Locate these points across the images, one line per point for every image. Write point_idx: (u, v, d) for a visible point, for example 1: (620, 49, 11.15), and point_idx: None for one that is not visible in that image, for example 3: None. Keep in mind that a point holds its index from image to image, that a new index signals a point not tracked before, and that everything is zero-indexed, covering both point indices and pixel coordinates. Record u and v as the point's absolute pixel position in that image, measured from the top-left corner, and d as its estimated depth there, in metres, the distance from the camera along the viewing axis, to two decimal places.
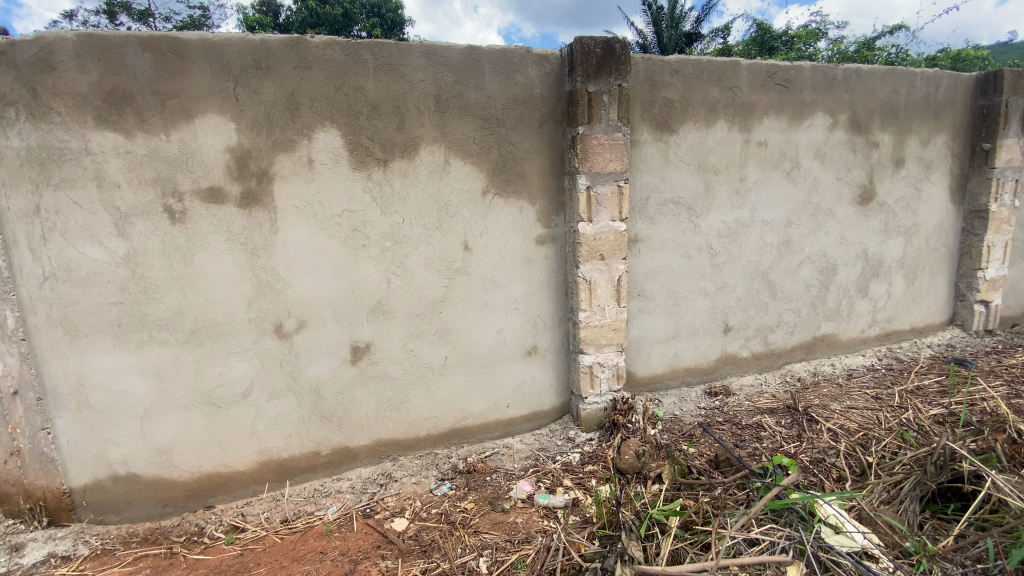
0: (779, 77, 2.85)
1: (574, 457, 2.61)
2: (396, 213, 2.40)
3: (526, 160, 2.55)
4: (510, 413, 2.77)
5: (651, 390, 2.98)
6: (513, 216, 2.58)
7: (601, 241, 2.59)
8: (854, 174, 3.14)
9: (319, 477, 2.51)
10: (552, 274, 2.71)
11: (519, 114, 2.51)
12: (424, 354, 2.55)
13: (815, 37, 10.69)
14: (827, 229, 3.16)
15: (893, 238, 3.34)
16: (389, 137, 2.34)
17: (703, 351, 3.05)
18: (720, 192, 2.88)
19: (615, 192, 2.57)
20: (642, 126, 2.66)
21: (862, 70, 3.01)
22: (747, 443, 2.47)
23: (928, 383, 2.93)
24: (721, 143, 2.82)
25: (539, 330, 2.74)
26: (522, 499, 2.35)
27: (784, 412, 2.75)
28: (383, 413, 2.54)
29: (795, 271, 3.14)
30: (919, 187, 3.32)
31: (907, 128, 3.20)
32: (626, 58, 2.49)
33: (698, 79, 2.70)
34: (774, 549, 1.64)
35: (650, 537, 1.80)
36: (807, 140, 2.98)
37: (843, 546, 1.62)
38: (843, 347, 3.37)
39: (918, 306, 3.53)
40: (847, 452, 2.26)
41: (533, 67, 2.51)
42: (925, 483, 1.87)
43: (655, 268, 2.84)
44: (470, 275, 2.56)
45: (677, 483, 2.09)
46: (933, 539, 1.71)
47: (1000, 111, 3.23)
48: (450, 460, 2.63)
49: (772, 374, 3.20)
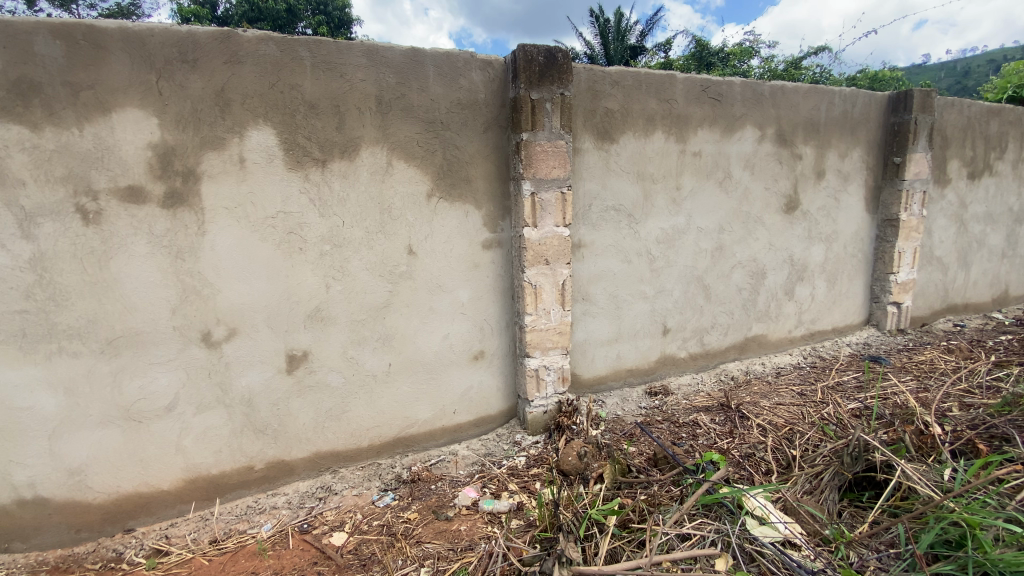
0: (712, 92, 2.99)
1: (520, 461, 2.61)
2: (336, 215, 2.32)
3: (471, 164, 2.54)
4: (457, 419, 2.73)
5: (595, 391, 3.03)
6: (457, 220, 2.55)
7: (546, 246, 2.61)
8: (781, 184, 3.34)
9: (252, 492, 2.38)
10: (498, 278, 2.70)
11: (463, 118, 2.50)
12: (367, 362, 2.48)
13: (749, 55, 11.38)
14: (757, 236, 3.34)
15: (817, 244, 3.57)
16: (327, 136, 2.26)
17: (644, 352, 3.14)
18: (659, 199, 2.99)
19: (559, 198, 2.61)
20: (585, 133, 2.71)
21: (787, 87, 3.21)
22: (683, 440, 2.56)
23: (848, 378, 3.14)
24: (660, 153, 2.93)
25: (486, 335, 2.73)
26: (466, 506, 2.32)
27: (718, 409, 2.87)
28: (322, 424, 2.44)
29: (728, 275, 3.30)
30: (839, 197, 3.58)
31: (828, 143, 3.44)
32: (568, 66, 2.54)
33: (638, 90, 2.79)
34: (704, 543, 1.70)
35: (589, 537, 1.83)
36: (738, 151, 3.15)
37: (766, 537, 1.70)
38: (772, 347, 3.57)
39: (839, 307, 3.80)
40: (775, 445, 2.38)
41: (477, 72, 2.50)
42: (842, 472, 2.01)
43: (598, 273, 2.90)
44: (414, 279, 2.51)
45: (617, 482, 2.14)
46: (851, 526, 1.82)
47: (909, 128, 3.52)
48: (394, 469, 2.56)
49: (707, 374, 3.34)
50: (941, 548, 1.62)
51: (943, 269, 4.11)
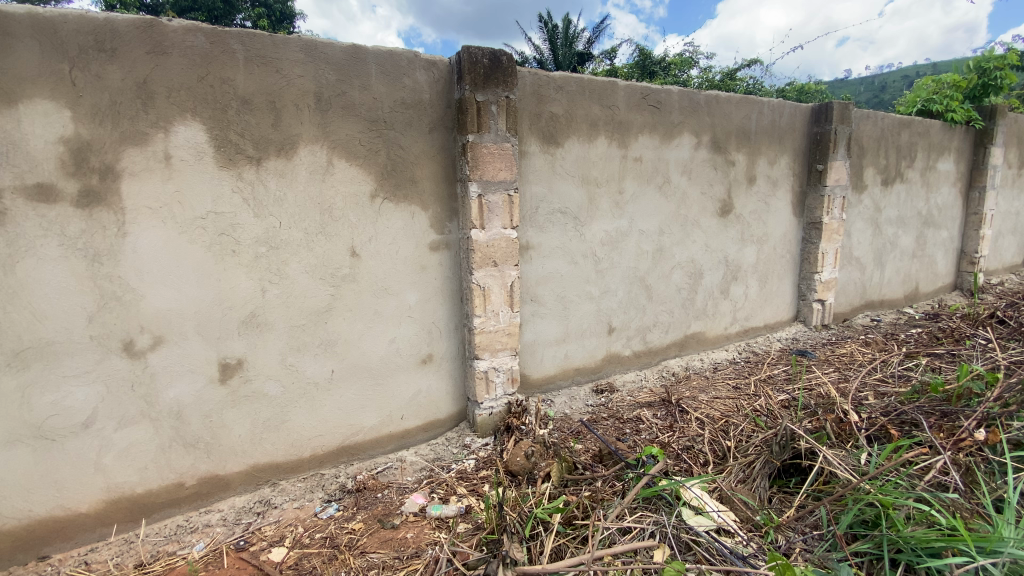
0: (652, 99, 3.09)
1: (469, 463, 2.59)
2: (272, 216, 2.22)
3: (416, 164, 2.50)
4: (405, 425, 2.68)
5: (544, 391, 3.06)
6: (402, 221, 2.51)
7: (493, 248, 2.62)
8: (716, 189, 3.51)
9: (183, 511, 2.23)
10: (446, 280, 2.68)
11: (407, 118, 2.46)
12: (308, 369, 2.39)
13: (688, 65, 11.91)
14: (695, 238, 3.49)
15: (749, 245, 3.78)
16: (263, 134, 2.17)
17: (591, 351, 3.20)
18: (603, 203, 3.06)
19: (506, 201, 2.62)
20: (530, 136, 2.74)
21: (721, 97, 3.37)
22: (627, 436, 2.63)
23: (778, 371, 3.34)
24: (603, 157, 3.00)
25: (435, 338, 2.69)
26: (414, 513, 2.28)
27: (660, 404, 2.97)
28: (259, 435, 2.33)
29: (669, 276, 3.43)
30: (769, 202, 3.80)
31: (758, 151, 3.64)
32: (512, 69, 2.55)
33: (581, 96, 2.85)
34: (643, 536, 1.76)
35: (534, 537, 1.85)
36: (676, 157, 3.28)
37: (701, 526, 1.77)
38: (710, 343, 3.75)
39: (770, 305, 4.03)
40: (712, 437, 2.49)
41: (421, 72, 2.47)
42: (771, 461, 2.13)
43: (545, 274, 2.94)
44: (358, 282, 2.45)
45: (564, 479, 2.19)
46: (779, 511, 1.93)
47: (830, 137, 3.79)
48: (338, 479, 2.48)
49: (650, 370, 3.46)
50: (860, 528, 1.74)
51: (862, 268, 4.45)
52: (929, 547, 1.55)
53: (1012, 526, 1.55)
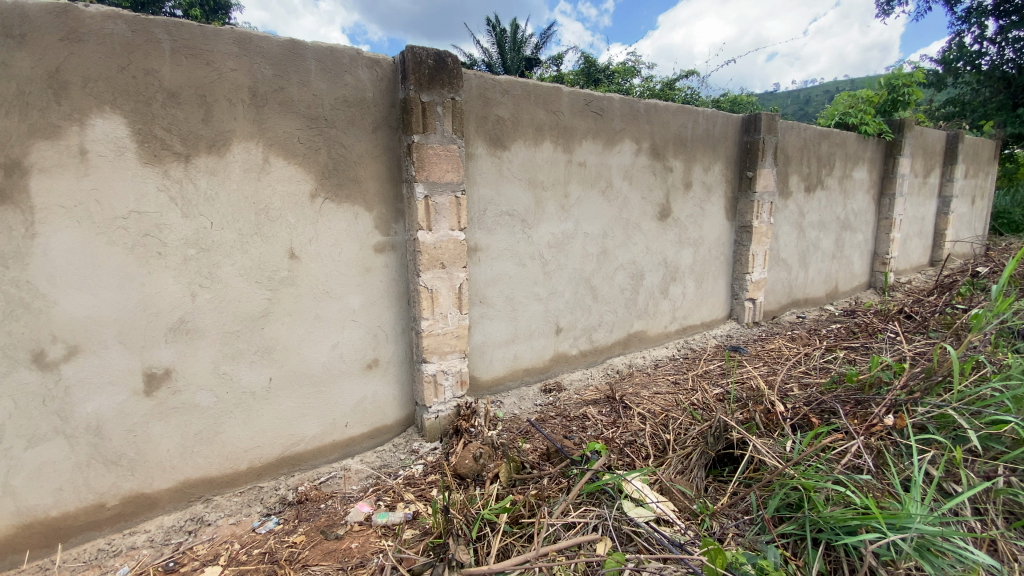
0: (595, 106, 3.18)
1: (417, 469, 2.56)
2: (202, 216, 2.11)
3: (360, 164, 2.45)
4: (349, 432, 2.61)
5: (493, 392, 3.08)
6: (345, 222, 2.45)
7: (441, 250, 2.60)
8: (656, 194, 3.65)
9: (104, 534, 2.06)
10: (392, 282, 2.63)
11: (350, 116, 2.40)
12: (243, 377, 2.28)
13: (631, 74, 12.33)
14: (637, 240, 3.62)
15: (687, 248, 3.96)
16: (192, 129, 2.05)
17: (539, 352, 3.25)
18: (549, 206, 3.11)
19: (453, 202, 2.61)
20: (477, 139, 2.75)
21: (660, 106, 3.52)
22: (573, 433, 2.69)
23: (713, 366, 3.52)
24: (549, 161, 3.06)
25: (380, 342, 2.64)
26: (359, 522, 2.22)
27: (605, 401, 3.06)
28: (190, 449, 2.20)
29: (612, 277, 3.54)
30: (704, 207, 4.00)
31: (694, 158, 3.83)
32: (457, 71, 2.55)
33: (526, 101, 2.89)
34: (587, 530, 1.81)
35: (481, 538, 1.86)
36: (618, 163, 3.39)
37: (641, 517, 1.83)
38: (652, 341, 3.90)
39: (706, 304, 4.25)
40: (652, 431, 2.59)
41: (364, 70, 2.43)
42: (707, 451, 2.24)
43: (493, 276, 2.95)
44: (298, 285, 2.36)
45: (512, 479, 2.22)
46: (714, 499, 2.04)
47: (759, 146, 4.04)
48: (277, 492, 2.38)
49: (596, 369, 3.55)
50: (785, 510, 1.86)
51: (788, 268, 4.78)
52: (845, 525, 1.68)
53: (916, 502, 1.70)
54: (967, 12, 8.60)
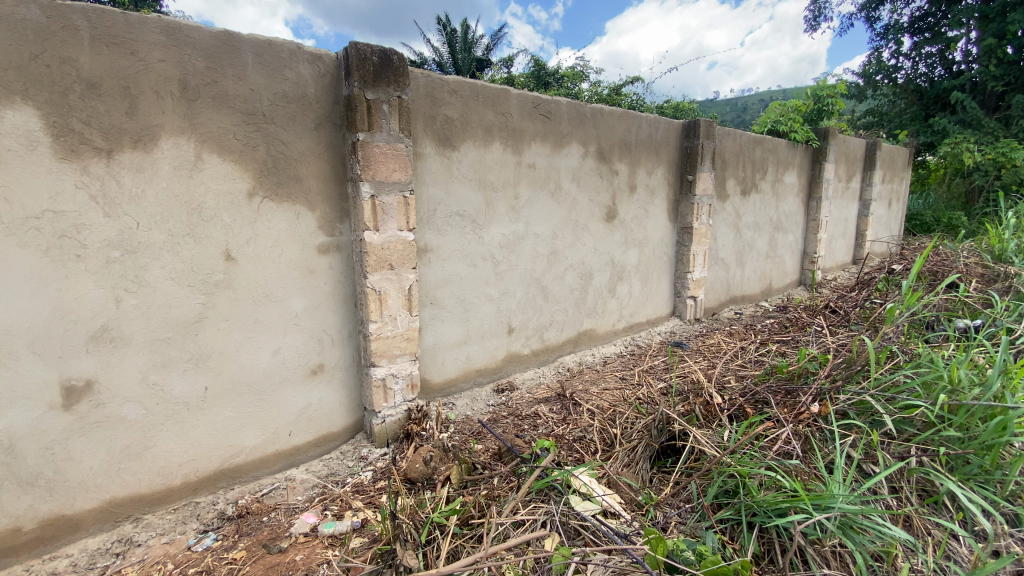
0: (543, 108, 3.22)
1: (366, 476, 2.49)
2: (127, 216, 1.97)
3: (301, 162, 2.37)
4: (293, 441, 2.52)
5: (445, 394, 3.05)
6: (286, 222, 2.36)
7: (389, 250, 2.55)
8: (602, 196, 3.75)
9: (21, 561, 1.88)
10: (337, 285, 2.56)
11: (290, 113, 2.32)
12: (175, 387, 2.14)
13: (580, 78, 12.59)
14: (585, 241, 3.70)
15: (632, 248, 4.09)
16: (115, 122, 1.91)
17: (491, 352, 3.26)
18: (499, 207, 3.12)
19: (401, 202, 2.57)
20: (425, 138, 2.72)
21: (605, 110, 3.61)
22: (525, 431, 2.72)
23: (658, 362, 3.65)
24: (498, 162, 3.06)
25: (325, 347, 2.56)
26: (304, 533, 2.15)
27: (556, 399, 3.11)
28: (116, 465, 2.04)
29: (562, 277, 3.59)
30: (648, 208, 4.15)
31: (638, 161, 3.96)
32: (403, 69, 2.52)
33: (475, 101, 2.88)
34: (535, 526, 1.84)
35: (431, 542, 1.85)
36: (566, 165, 3.45)
37: (588, 511, 1.87)
38: (600, 339, 4.00)
39: (651, 302, 4.40)
40: (601, 426, 2.66)
41: (305, 65, 2.34)
42: (651, 444, 2.33)
43: (444, 277, 2.92)
44: (235, 289, 2.25)
45: (463, 481, 2.21)
46: (659, 490, 2.11)
47: (699, 151, 4.23)
48: (215, 507, 2.26)
49: (547, 367, 3.60)
50: (723, 497, 1.95)
51: (726, 267, 5.03)
52: (777, 508, 1.79)
53: (839, 483, 1.83)
54: (885, 29, 9.33)
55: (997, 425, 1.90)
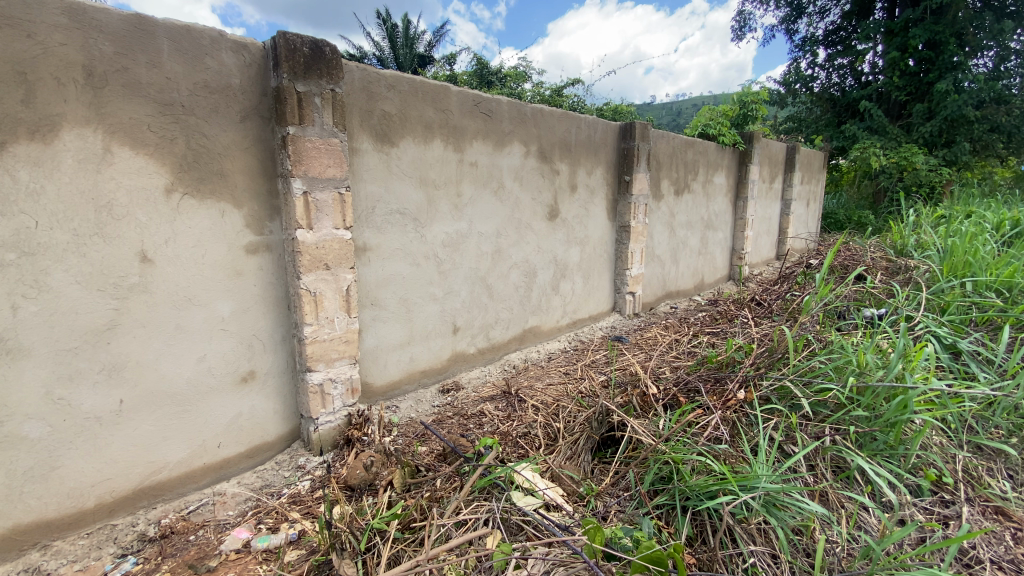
0: (483, 107, 3.22)
1: (303, 485, 2.39)
2: (24, 214, 1.78)
3: (226, 157, 2.23)
4: (223, 454, 2.37)
5: (388, 397, 2.98)
6: (209, 221, 2.21)
7: (325, 250, 2.46)
8: (544, 195, 3.79)
9: None
10: (268, 286, 2.43)
11: (212, 104, 2.18)
12: (85, 401, 1.96)
13: (523, 78, 12.72)
14: (528, 239, 3.73)
15: (574, 246, 4.17)
16: (8, 111, 1.72)
17: (436, 352, 3.22)
18: (442, 205, 3.09)
19: (337, 200, 2.49)
20: (361, 134, 2.64)
21: (545, 110, 3.66)
22: (470, 430, 2.71)
23: (600, 356, 3.75)
24: (439, 160, 3.03)
25: (256, 353, 2.43)
26: (236, 550, 2.03)
27: (501, 396, 3.12)
28: (17, 490, 1.84)
29: (506, 275, 3.60)
30: (588, 208, 4.24)
31: (578, 161, 4.04)
32: (336, 62, 2.43)
33: (414, 97, 2.83)
34: (476, 525, 1.85)
35: (371, 548, 1.81)
36: (508, 164, 3.46)
37: (529, 505, 1.89)
38: (545, 336, 4.05)
39: (593, 298, 4.52)
40: (544, 421, 2.70)
41: (229, 54, 2.21)
42: (592, 436, 2.38)
43: (385, 277, 2.85)
44: (152, 292, 2.08)
45: (406, 484, 2.16)
46: (599, 480, 2.17)
47: (635, 152, 4.37)
48: (134, 529, 2.08)
49: (493, 365, 3.60)
50: (659, 483, 2.03)
51: (662, 264, 5.24)
52: (707, 491, 1.88)
53: (762, 464, 1.95)
54: (803, 41, 10.05)
55: (898, 404, 2.11)
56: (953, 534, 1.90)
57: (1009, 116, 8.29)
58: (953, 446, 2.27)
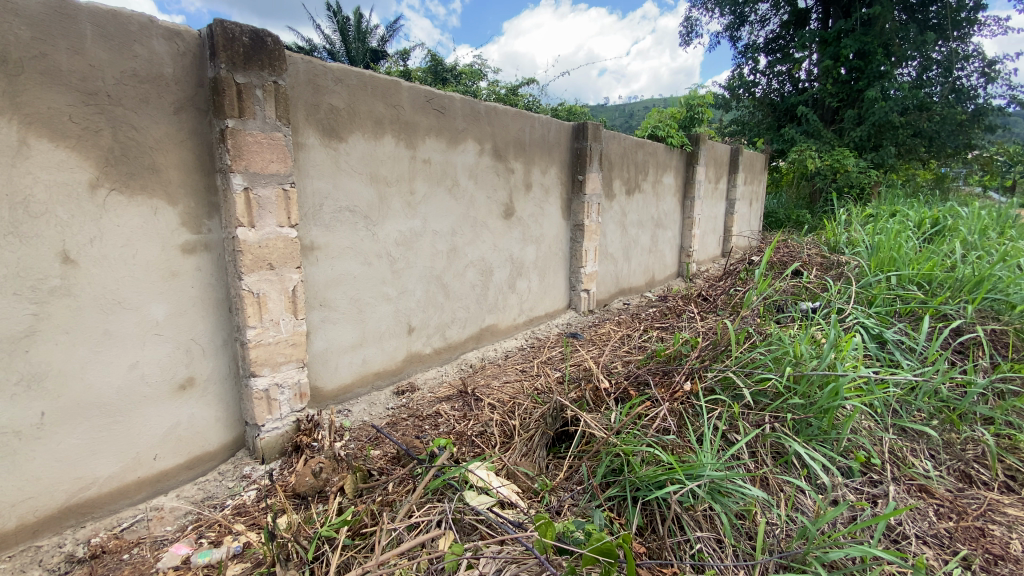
0: (436, 103, 3.17)
1: (249, 495, 2.29)
2: None
3: (158, 151, 2.10)
4: (159, 466, 2.23)
5: (340, 401, 2.90)
6: (140, 219, 2.07)
7: (268, 249, 2.36)
8: (499, 193, 3.79)
9: None
10: (207, 288, 2.31)
11: (142, 95, 2.04)
12: (1, 414, 1.79)
13: (478, 77, 12.70)
14: (484, 238, 3.72)
15: (529, 245, 4.19)
16: None
17: (390, 353, 3.15)
18: (394, 203, 3.02)
19: (280, 196, 2.39)
20: (308, 129, 2.55)
21: (498, 108, 3.65)
22: (426, 432, 2.67)
23: (556, 353, 3.79)
24: (391, 156, 2.96)
25: (195, 358, 2.30)
26: (174, 567, 1.91)
27: (458, 396, 3.09)
28: None
29: (462, 274, 3.58)
30: (543, 206, 4.28)
31: (533, 160, 4.07)
32: (279, 53, 2.34)
33: (363, 92, 2.76)
34: (429, 527, 1.83)
35: (319, 557, 1.76)
36: (462, 162, 3.43)
37: (482, 504, 1.89)
38: (501, 334, 4.06)
39: (549, 296, 4.56)
40: (500, 420, 2.70)
41: (160, 41, 2.08)
42: (546, 432, 2.41)
43: (335, 276, 2.77)
44: (76, 296, 1.93)
45: (359, 490, 2.11)
46: (554, 475, 2.20)
47: (588, 152, 4.44)
48: (61, 550, 1.92)
49: (450, 365, 3.57)
50: (610, 475, 2.07)
51: (615, 262, 5.36)
52: (656, 481, 1.93)
53: (707, 453, 2.03)
54: (745, 48, 10.53)
55: (830, 391, 2.25)
56: (881, 512, 2.03)
57: (928, 123, 8.99)
58: (880, 429, 2.44)
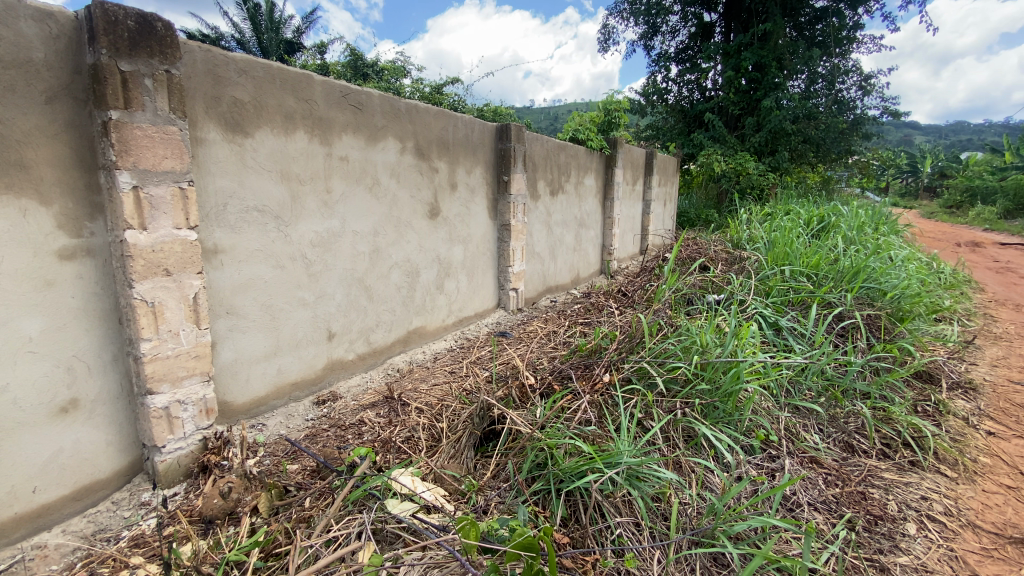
0: (352, 99, 3.06)
1: (149, 525, 2.08)
2: None
3: (27, 145, 1.86)
4: (40, 500, 1.97)
5: (253, 415, 2.72)
6: (6, 222, 1.82)
7: (164, 254, 2.16)
8: (423, 193, 3.73)
9: None
10: (92, 298, 2.07)
11: (6, 81, 1.80)
12: None
13: (400, 74, 12.42)
14: (408, 238, 3.64)
15: (456, 245, 4.17)
16: None
17: (309, 362, 3.01)
18: (309, 202, 2.88)
19: (177, 196, 2.20)
20: (208, 122, 2.36)
21: (419, 107, 3.59)
22: (349, 441, 2.57)
23: (484, 352, 3.80)
24: (304, 153, 2.82)
25: (79, 377, 2.06)
26: None
27: (383, 402, 3.01)
28: None
29: (386, 275, 3.48)
30: (469, 206, 4.27)
31: (457, 159, 4.04)
32: (172, 41, 2.14)
33: (270, 84, 2.61)
34: (349, 540, 1.77)
35: None
36: (382, 160, 3.34)
37: (405, 512, 1.86)
38: (430, 336, 4.00)
39: (478, 296, 4.56)
40: (427, 424, 2.66)
41: (28, 23, 1.84)
42: (474, 432, 2.41)
43: (244, 281, 2.60)
44: None
45: (274, 508, 2.01)
46: (481, 475, 2.20)
47: (511, 152, 4.49)
48: None
49: (375, 371, 3.47)
50: (535, 470, 2.12)
51: (541, 261, 5.47)
52: (578, 471, 2.00)
53: (624, 441, 2.13)
54: (658, 56, 11.14)
55: (732, 375, 2.46)
56: (778, 483, 2.24)
57: (816, 130, 10.00)
58: (777, 408, 2.68)
